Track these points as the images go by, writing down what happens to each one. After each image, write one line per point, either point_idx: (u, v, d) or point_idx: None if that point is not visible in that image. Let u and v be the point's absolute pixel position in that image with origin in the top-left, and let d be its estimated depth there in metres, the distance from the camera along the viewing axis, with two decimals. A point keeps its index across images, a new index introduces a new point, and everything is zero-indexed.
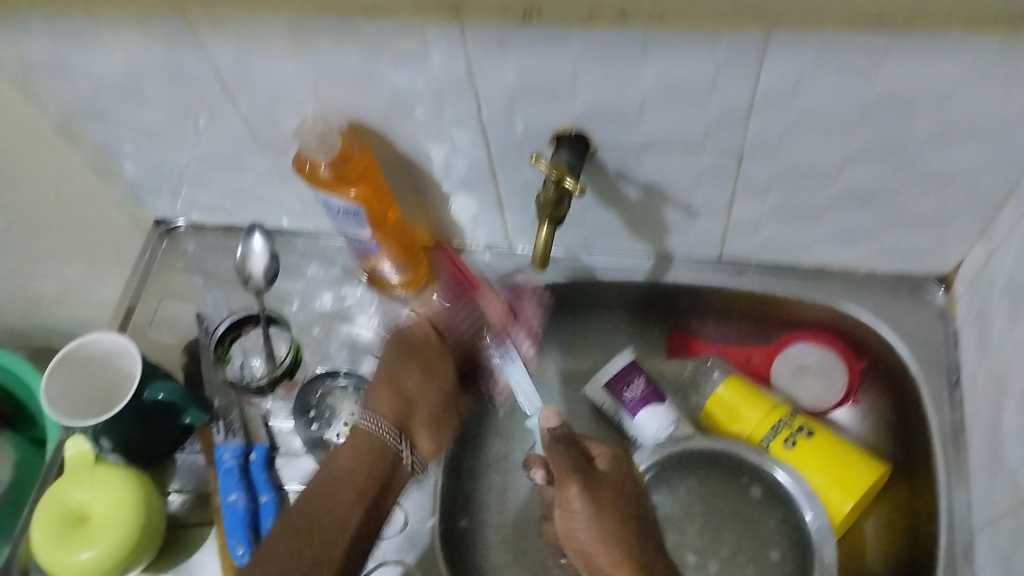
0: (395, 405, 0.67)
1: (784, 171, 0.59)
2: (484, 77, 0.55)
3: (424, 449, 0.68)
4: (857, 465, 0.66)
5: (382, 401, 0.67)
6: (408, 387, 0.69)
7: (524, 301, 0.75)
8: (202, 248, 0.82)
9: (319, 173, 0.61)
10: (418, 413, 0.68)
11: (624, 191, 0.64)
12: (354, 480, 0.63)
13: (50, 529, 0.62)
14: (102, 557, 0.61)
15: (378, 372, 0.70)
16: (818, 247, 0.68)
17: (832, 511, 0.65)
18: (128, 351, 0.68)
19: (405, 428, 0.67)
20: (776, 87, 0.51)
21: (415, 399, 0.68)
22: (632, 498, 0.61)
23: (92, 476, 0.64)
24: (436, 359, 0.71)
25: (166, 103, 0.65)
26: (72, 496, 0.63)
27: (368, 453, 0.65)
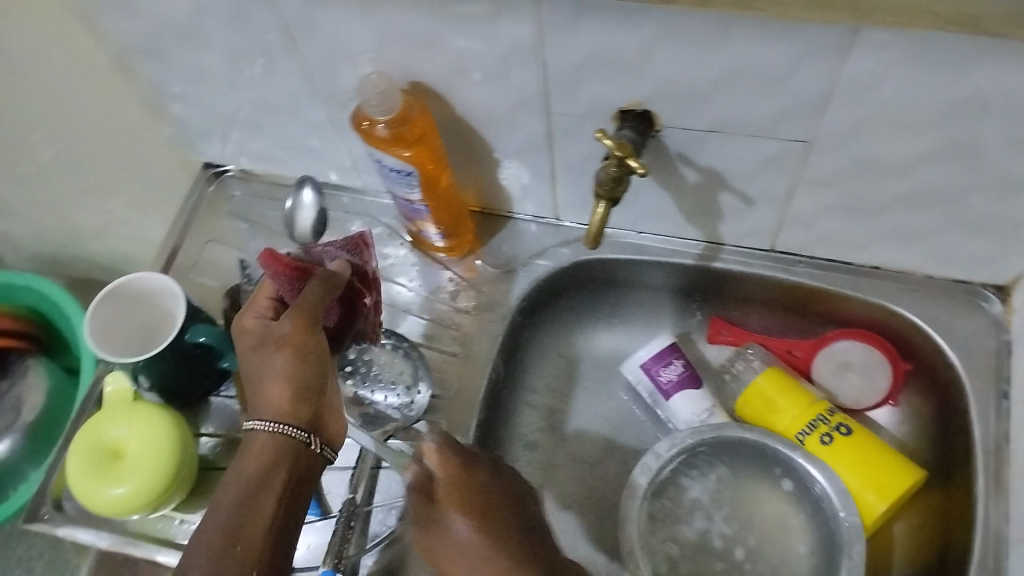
0: (293, 397, 0.54)
1: (852, 166, 0.57)
2: (554, 47, 0.53)
3: (334, 432, 0.56)
4: (894, 468, 0.65)
5: (276, 395, 0.54)
6: (290, 376, 0.54)
7: (363, 254, 0.64)
8: (249, 194, 0.82)
9: (376, 131, 0.60)
10: (314, 402, 0.55)
11: (683, 174, 0.63)
12: (265, 493, 0.51)
13: (86, 464, 0.63)
14: (136, 493, 0.62)
15: (255, 382, 0.55)
16: (874, 246, 0.66)
17: (864, 512, 0.65)
18: (171, 291, 0.68)
19: (318, 421, 0.55)
20: (856, 81, 0.49)
21: (306, 385, 0.55)
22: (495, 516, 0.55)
23: (128, 414, 0.64)
24: (301, 338, 0.55)
25: (227, 47, 0.64)
26: (109, 433, 0.64)
27: (269, 474, 0.52)
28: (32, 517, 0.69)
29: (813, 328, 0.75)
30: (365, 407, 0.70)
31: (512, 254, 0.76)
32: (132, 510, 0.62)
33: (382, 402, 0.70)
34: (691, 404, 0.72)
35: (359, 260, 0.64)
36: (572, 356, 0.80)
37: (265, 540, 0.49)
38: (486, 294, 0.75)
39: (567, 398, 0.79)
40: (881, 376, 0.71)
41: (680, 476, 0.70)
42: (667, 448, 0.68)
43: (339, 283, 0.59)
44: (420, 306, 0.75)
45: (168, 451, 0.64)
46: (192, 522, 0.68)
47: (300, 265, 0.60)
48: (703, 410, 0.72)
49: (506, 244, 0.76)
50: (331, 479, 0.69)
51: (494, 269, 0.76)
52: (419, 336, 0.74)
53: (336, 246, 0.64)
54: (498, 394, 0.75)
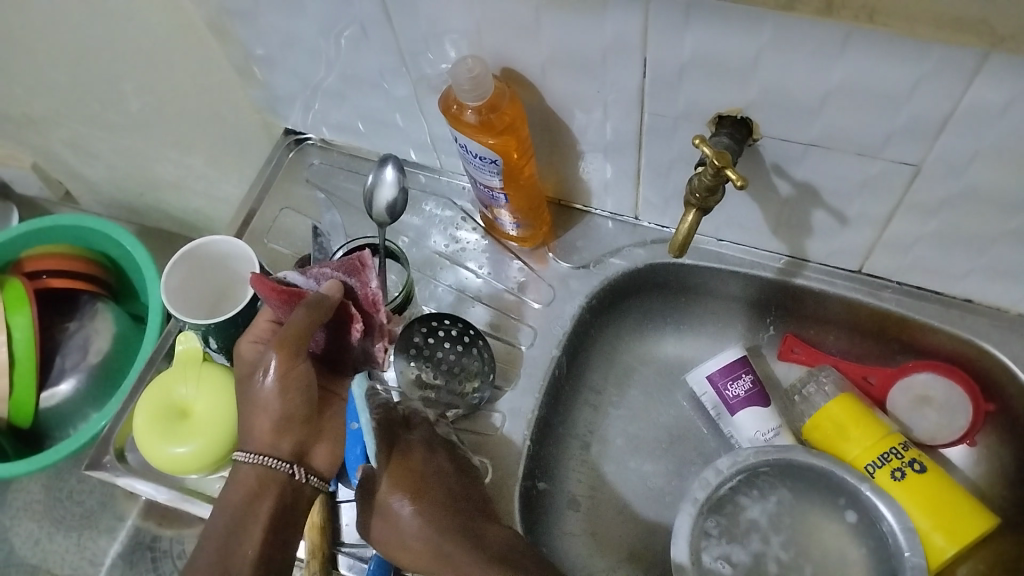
0: (278, 427, 0.58)
1: (961, 196, 0.54)
2: (658, 46, 0.51)
3: (322, 460, 0.60)
4: (967, 511, 0.62)
5: (260, 429, 0.57)
6: (277, 406, 0.58)
7: (364, 276, 0.65)
8: (327, 164, 0.81)
9: (464, 116, 0.59)
10: (299, 431, 0.58)
11: (775, 185, 0.60)
12: (251, 523, 0.55)
13: (154, 420, 0.64)
14: (198, 454, 0.62)
15: (246, 410, 0.58)
16: (971, 280, 0.63)
17: (931, 554, 0.62)
18: (247, 258, 0.69)
19: (301, 450, 0.59)
20: (978, 110, 0.46)
21: (291, 415, 0.58)
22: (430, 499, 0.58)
23: (199, 373, 0.65)
24: (279, 368, 0.58)
25: (321, 16, 0.63)
26: (179, 390, 0.65)
27: (258, 495, 0.56)
28: (94, 464, 0.71)
29: (893, 356, 0.72)
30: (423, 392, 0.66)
31: (586, 250, 0.74)
32: (193, 470, 0.63)
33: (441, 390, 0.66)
34: (758, 422, 0.70)
35: (357, 284, 0.65)
36: (635, 359, 0.78)
37: (253, 569, 0.54)
38: (556, 289, 0.73)
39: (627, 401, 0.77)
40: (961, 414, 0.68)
41: (737, 494, 0.68)
42: (729, 465, 0.67)
43: (324, 306, 0.60)
44: (488, 293, 0.74)
45: (233, 414, 0.63)
46: None
47: (291, 290, 0.61)
48: (769, 429, 0.70)
49: (581, 239, 0.75)
50: None
51: (566, 264, 0.74)
52: (485, 323, 0.73)
53: (332, 268, 0.65)
54: (559, 390, 0.73)
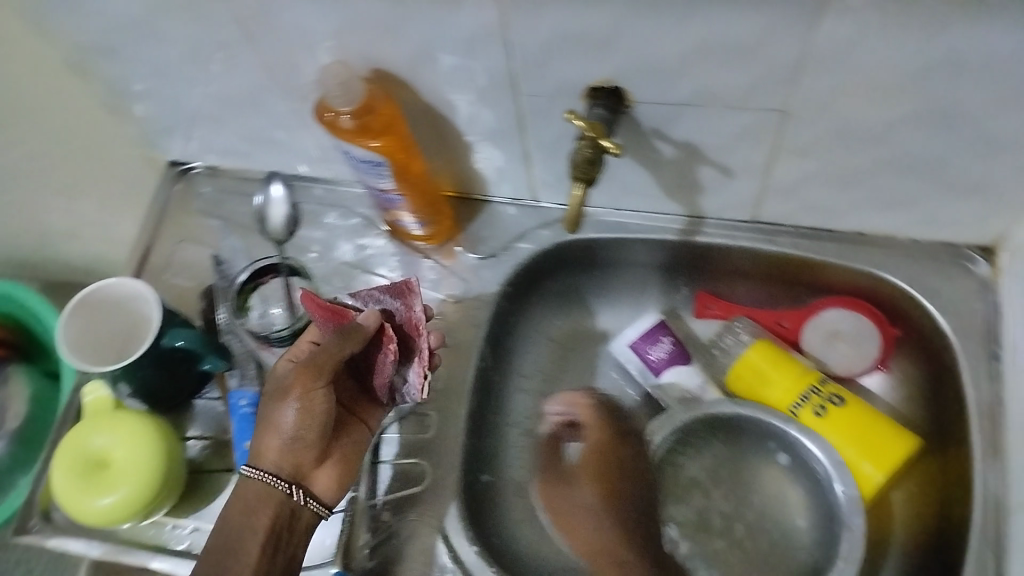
0: (287, 449, 0.60)
1: (831, 132, 0.56)
2: (517, 27, 0.52)
3: (321, 484, 0.61)
4: (890, 436, 0.64)
5: (272, 447, 0.59)
6: (291, 426, 0.59)
7: (408, 301, 0.63)
8: (219, 191, 0.80)
9: (341, 122, 0.58)
10: (310, 454, 0.60)
11: (659, 148, 0.62)
12: (251, 537, 0.57)
13: (72, 464, 0.61)
14: (111, 512, 0.60)
15: (262, 426, 0.60)
16: (857, 213, 0.65)
17: (862, 483, 0.64)
18: (144, 296, 0.67)
19: (300, 472, 0.60)
20: (827, 46, 0.48)
21: (303, 437, 0.60)
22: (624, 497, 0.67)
23: (115, 420, 0.62)
24: (302, 384, 0.59)
25: (182, 42, 0.62)
26: (94, 443, 0.62)
27: (258, 509, 0.58)
28: (21, 529, 0.68)
29: (800, 298, 0.74)
30: None
31: (492, 239, 0.74)
32: (105, 522, 0.61)
33: None
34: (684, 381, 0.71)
35: (403, 307, 0.63)
36: (558, 340, 0.79)
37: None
38: (468, 281, 0.74)
39: (557, 381, 0.77)
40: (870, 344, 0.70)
41: (675, 455, 0.70)
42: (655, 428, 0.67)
43: (358, 333, 0.60)
44: None
45: (151, 475, 0.61)
46: (185, 527, 0.66)
47: (335, 310, 0.62)
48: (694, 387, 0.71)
49: (485, 229, 0.75)
50: None
51: (473, 256, 0.74)
52: None
53: (378, 291, 0.63)
54: (489, 383, 0.74)
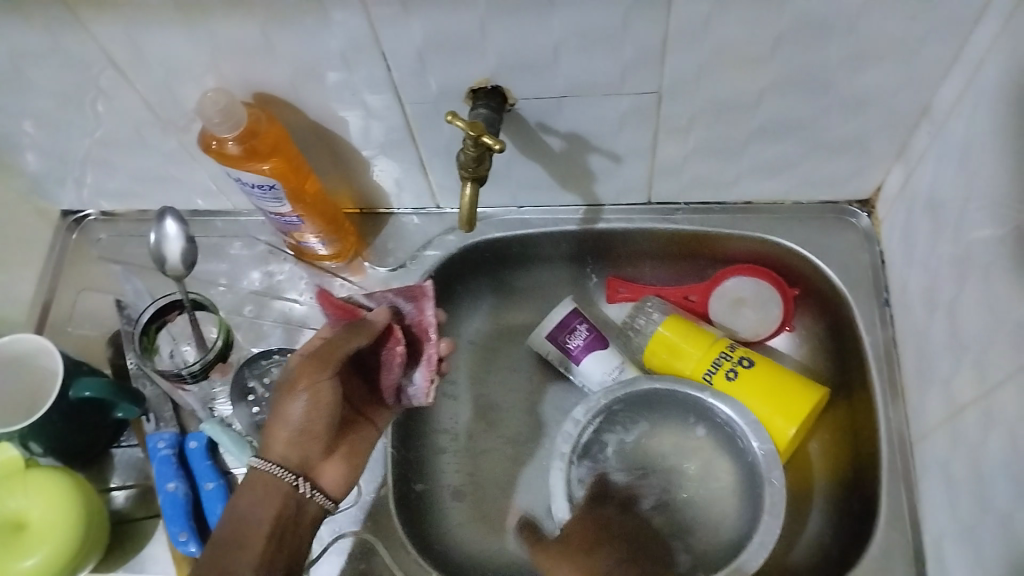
0: (295, 440, 0.57)
1: (705, 106, 0.59)
2: (391, 39, 0.53)
3: (327, 478, 0.60)
4: (796, 389, 0.67)
5: (281, 436, 0.57)
6: (301, 419, 0.57)
7: (420, 306, 0.63)
8: (116, 236, 0.79)
9: (228, 150, 0.58)
10: (316, 445, 0.58)
11: (547, 143, 0.64)
12: (257, 527, 0.55)
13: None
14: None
15: (270, 418, 0.57)
16: (743, 182, 0.68)
17: (777, 438, 0.67)
18: (46, 351, 0.65)
19: (306, 464, 0.58)
20: (686, 25, 0.51)
21: (311, 429, 0.58)
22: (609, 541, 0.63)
23: (31, 479, 0.61)
24: (312, 373, 0.57)
25: (57, 88, 0.61)
26: (8, 504, 0.60)
27: (264, 498, 0.56)
28: None
29: (703, 271, 0.77)
30: None
31: (399, 250, 0.75)
32: None
33: None
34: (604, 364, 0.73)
35: (413, 310, 0.63)
36: (478, 342, 0.79)
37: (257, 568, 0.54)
38: None
39: (481, 381, 0.78)
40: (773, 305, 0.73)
41: (603, 435, 0.71)
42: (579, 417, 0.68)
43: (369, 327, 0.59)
44: (315, 318, 0.73)
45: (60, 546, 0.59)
46: None
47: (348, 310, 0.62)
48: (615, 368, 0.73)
49: (392, 241, 0.75)
50: None
51: (383, 269, 0.74)
52: None
53: (390, 292, 0.63)
54: None
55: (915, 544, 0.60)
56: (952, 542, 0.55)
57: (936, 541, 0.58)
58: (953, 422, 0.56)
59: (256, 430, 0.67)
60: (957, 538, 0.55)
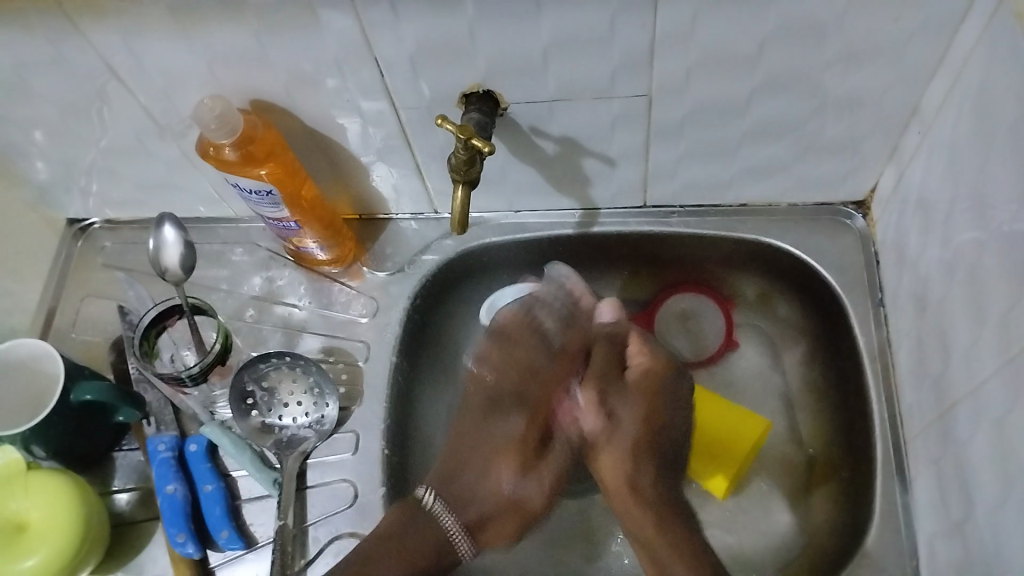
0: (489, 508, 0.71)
1: (695, 109, 0.59)
2: (384, 44, 0.54)
3: (490, 539, 0.71)
4: (734, 425, 0.70)
5: (495, 489, 0.71)
6: (500, 492, 0.71)
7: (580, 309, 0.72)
8: (120, 244, 0.80)
9: (224, 155, 0.59)
10: (496, 505, 0.71)
11: (540, 146, 0.64)
12: (409, 530, 0.66)
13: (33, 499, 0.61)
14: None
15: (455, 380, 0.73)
16: (736, 185, 0.69)
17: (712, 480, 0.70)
18: (49, 354, 0.66)
19: (474, 533, 0.70)
20: (673, 29, 0.52)
21: (478, 497, 0.71)
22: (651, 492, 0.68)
23: (46, 488, 0.61)
24: (518, 451, 0.72)
25: (59, 98, 0.62)
26: (13, 503, 0.61)
27: (407, 523, 0.66)
28: None
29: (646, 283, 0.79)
30: (276, 435, 0.69)
31: (397, 254, 0.76)
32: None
33: (293, 424, 0.69)
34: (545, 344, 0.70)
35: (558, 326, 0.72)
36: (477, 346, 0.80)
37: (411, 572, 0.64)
38: (378, 299, 0.74)
39: None
40: (710, 316, 0.79)
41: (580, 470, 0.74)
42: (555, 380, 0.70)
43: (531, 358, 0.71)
44: (315, 322, 0.74)
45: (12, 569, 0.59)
46: None
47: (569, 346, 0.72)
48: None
49: (390, 246, 0.76)
50: (250, 512, 0.67)
51: (382, 273, 0.75)
52: (318, 352, 0.73)
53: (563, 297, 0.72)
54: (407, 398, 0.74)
55: (910, 543, 0.60)
56: (946, 541, 0.56)
57: (930, 539, 0.58)
58: (945, 421, 0.56)
59: (253, 434, 0.69)
60: (950, 537, 0.55)
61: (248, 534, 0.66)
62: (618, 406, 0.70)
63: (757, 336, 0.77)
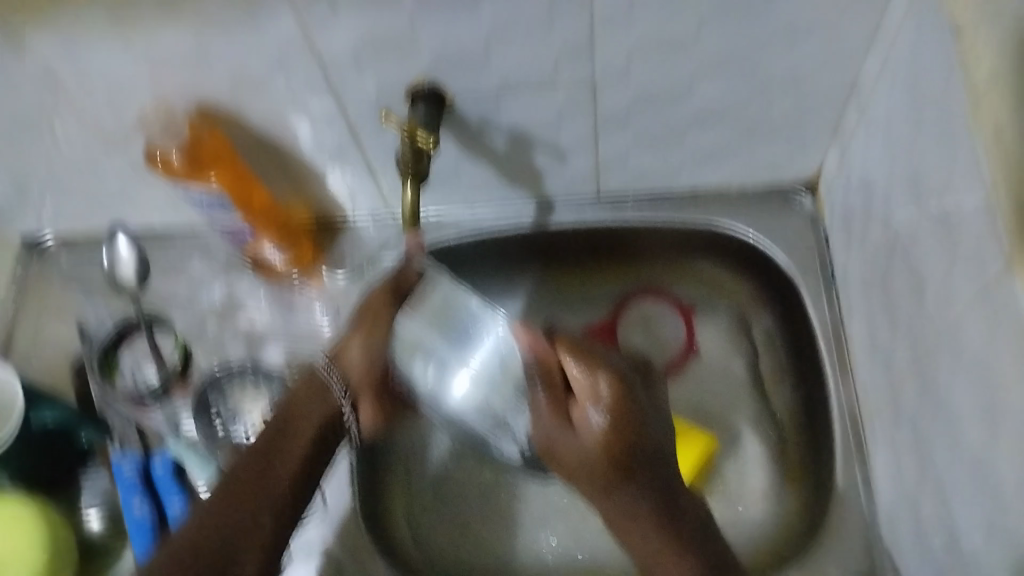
0: (364, 358, 0.64)
1: (640, 95, 0.60)
2: (327, 43, 0.54)
3: (364, 413, 0.67)
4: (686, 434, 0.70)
5: (354, 361, 0.64)
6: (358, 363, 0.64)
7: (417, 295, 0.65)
8: (76, 260, 0.79)
9: (172, 167, 0.61)
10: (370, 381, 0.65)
11: (491, 141, 0.65)
12: (286, 451, 0.60)
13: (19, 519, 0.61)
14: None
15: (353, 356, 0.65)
16: (686, 170, 0.70)
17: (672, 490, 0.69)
18: (6, 373, 0.66)
19: (356, 385, 0.65)
20: (610, 15, 0.53)
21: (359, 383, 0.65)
22: (639, 524, 0.55)
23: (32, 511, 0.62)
24: (382, 320, 0.64)
25: (4, 112, 0.61)
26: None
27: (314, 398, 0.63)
28: None
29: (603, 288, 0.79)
30: (241, 449, 0.67)
31: (356, 258, 0.76)
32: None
33: (257, 437, 0.68)
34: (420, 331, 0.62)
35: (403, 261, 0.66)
36: None
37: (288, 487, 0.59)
38: (339, 303, 0.74)
39: None
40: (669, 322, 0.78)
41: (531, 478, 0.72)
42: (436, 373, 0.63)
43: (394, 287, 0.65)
44: (276, 330, 0.74)
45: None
46: None
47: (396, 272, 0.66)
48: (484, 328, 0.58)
49: (348, 250, 0.76)
50: None
51: (341, 278, 0.75)
52: (281, 358, 0.73)
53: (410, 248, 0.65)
54: None
55: (873, 511, 0.61)
56: (903, 506, 0.57)
57: (891, 506, 0.59)
58: (897, 388, 0.57)
59: (220, 448, 0.67)
60: (907, 501, 0.56)
61: None
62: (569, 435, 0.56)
63: (718, 322, 0.77)
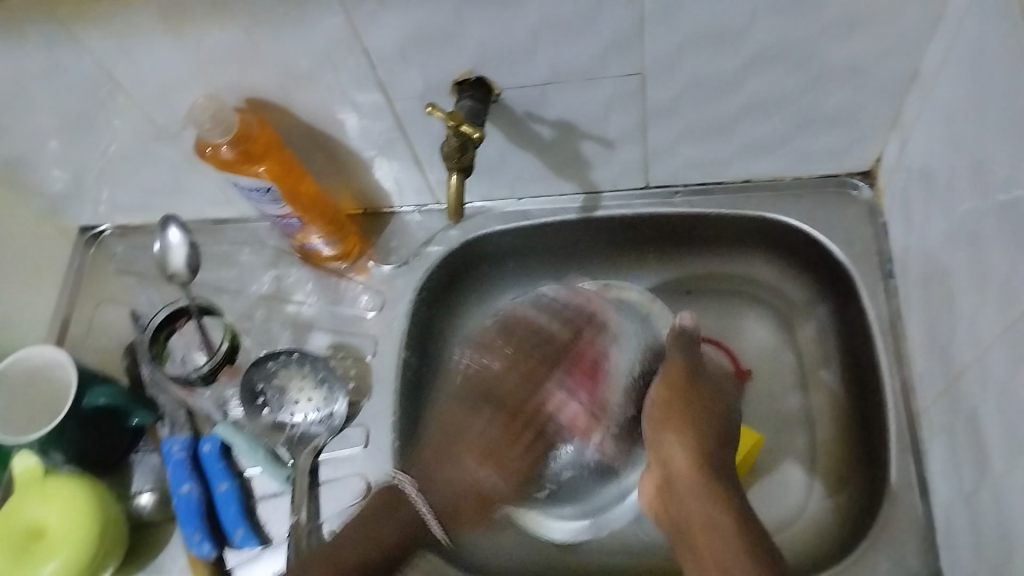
0: (660, 485, 0.54)
1: (690, 85, 0.59)
2: (372, 36, 0.54)
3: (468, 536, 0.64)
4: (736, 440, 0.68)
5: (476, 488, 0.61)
6: (478, 435, 0.61)
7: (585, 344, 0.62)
8: (131, 250, 0.81)
9: (222, 155, 0.60)
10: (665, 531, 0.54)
11: (537, 132, 0.64)
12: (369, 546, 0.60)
13: (69, 527, 0.61)
14: (48, 520, 0.62)
15: (458, 432, 0.62)
16: (737, 161, 0.68)
17: None
18: (62, 362, 0.68)
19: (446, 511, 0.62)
20: (659, 5, 0.52)
21: (671, 493, 0.53)
22: (717, 522, 0.49)
23: (79, 526, 0.62)
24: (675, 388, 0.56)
25: (60, 107, 0.63)
26: (54, 510, 0.62)
27: (385, 507, 0.62)
28: None
29: None
30: (288, 432, 0.69)
31: (402, 248, 0.76)
32: (46, 517, 0.62)
33: (304, 422, 0.69)
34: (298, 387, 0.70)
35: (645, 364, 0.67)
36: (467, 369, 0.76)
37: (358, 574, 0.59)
38: (385, 293, 0.74)
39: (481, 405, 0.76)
40: None
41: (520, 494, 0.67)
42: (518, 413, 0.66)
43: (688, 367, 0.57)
44: (323, 318, 0.75)
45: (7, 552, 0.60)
46: None
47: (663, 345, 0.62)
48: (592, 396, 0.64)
49: (395, 239, 0.76)
50: (267, 509, 0.68)
51: (387, 267, 0.75)
52: (327, 347, 0.73)
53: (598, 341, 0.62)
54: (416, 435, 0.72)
55: (926, 513, 0.59)
56: (960, 509, 0.55)
57: (947, 509, 0.57)
58: (957, 389, 0.55)
59: (266, 432, 0.69)
60: (965, 506, 0.54)
61: (265, 533, 0.67)
62: (671, 441, 0.54)
63: (767, 316, 0.76)
